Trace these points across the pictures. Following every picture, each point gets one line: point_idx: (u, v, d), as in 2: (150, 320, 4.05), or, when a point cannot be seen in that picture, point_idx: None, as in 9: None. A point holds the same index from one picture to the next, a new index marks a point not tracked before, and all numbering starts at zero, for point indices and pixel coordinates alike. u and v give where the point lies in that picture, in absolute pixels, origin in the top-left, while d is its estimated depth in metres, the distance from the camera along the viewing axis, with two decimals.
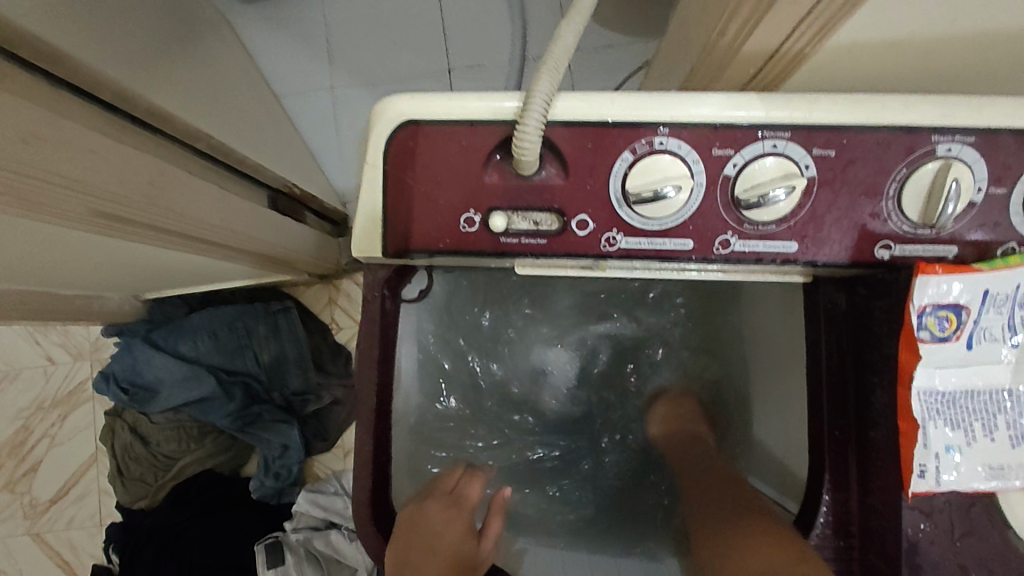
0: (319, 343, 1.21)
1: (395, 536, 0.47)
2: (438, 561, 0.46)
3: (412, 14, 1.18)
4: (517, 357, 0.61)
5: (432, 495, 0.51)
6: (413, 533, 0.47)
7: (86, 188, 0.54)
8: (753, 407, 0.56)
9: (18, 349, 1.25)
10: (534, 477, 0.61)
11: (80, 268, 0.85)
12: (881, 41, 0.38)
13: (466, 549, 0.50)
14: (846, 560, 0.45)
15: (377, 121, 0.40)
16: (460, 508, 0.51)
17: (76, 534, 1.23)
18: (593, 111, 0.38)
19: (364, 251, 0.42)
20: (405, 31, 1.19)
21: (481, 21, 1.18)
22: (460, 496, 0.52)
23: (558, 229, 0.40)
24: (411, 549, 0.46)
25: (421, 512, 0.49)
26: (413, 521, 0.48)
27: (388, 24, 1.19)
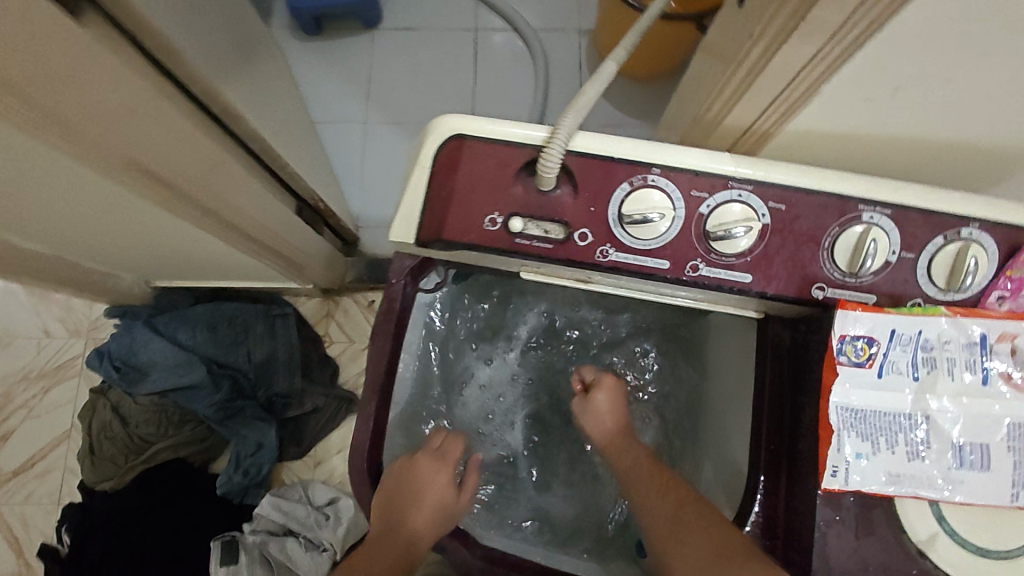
0: (310, 350, 1.27)
1: (381, 493, 0.56)
2: (421, 508, 0.57)
3: (445, 70, 1.42)
4: (499, 357, 0.73)
5: (423, 451, 0.60)
6: (400, 486, 0.56)
7: (149, 154, 0.62)
8: (706, 434, 0.66)
9: (17, 319, 1.29)
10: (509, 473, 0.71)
11: (113, 239, 0.92)
12: (829, 131, 0.49)
13: (448, 499, 0.59)
14: (771, 545, 0.52)
15: (430, 133, 0.50)
16: (445, 462, 0.60)
17: (31, 509, 1.22)
18: (602, 148, 0.48)
19: (400, 237, 0.52)
20: (439, 85, 1.41)
21: (506, 86, 1.41)
22: (444, 452, 0.61)
23: (563, 238, 0.49)
24: (396, 500, 0.56)
25: (411, 466, 0.58)
26: (402, 476, 0.57)
27: (424, 76, 1.42)
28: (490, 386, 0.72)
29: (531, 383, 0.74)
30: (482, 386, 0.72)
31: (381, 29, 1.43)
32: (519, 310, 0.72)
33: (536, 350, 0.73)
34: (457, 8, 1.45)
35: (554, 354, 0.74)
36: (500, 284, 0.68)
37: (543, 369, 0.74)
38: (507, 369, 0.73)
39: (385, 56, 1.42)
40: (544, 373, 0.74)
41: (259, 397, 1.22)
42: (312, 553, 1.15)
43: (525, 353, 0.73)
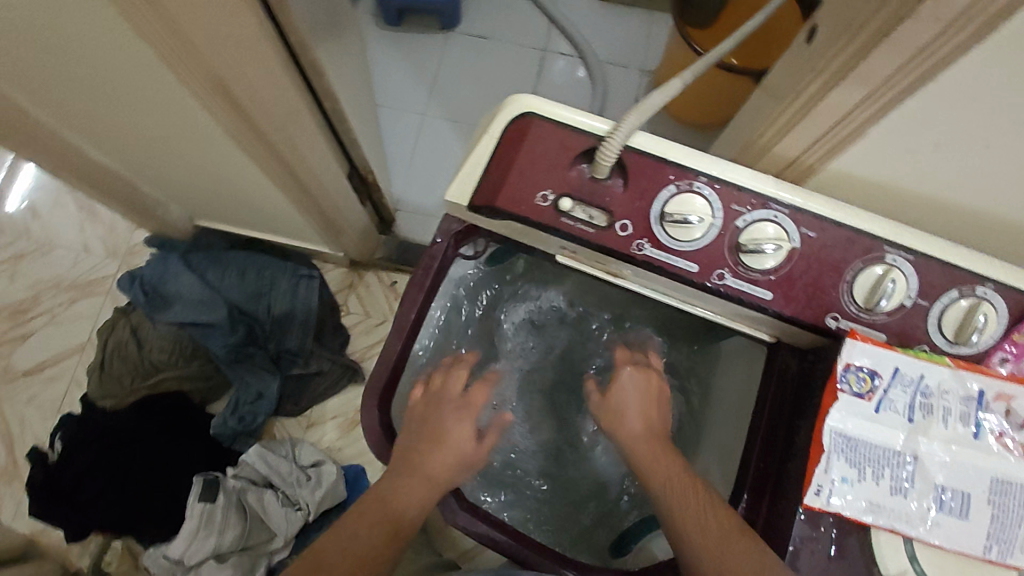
0: (326, 316, 1.31)
1: (406, 432, 0.62)
2: (442, 451, 0.60)
3: (507, 82, 1.52)
4: (516, 336, 0.80)
5: (448, 399, 0.63)
6: (423, 429, 0.61)
7: (236, 85, 0.68)
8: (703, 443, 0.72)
9: (63, 229, 1.35)
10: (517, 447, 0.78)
11: (175, 166, 0.97)
12: (868, 176, 0.53)
13: (467, 448, 0.61)
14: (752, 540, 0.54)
15: (504, 107, 0.55)
16: (468, 410, 0.63)
17: (31, 411, 1.25)
18: (657, 149, 0.52)
19: (455, 198, 0.56)
20: (499, 93, 1.50)
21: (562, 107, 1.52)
22: (469, 400, 0.63)
23: (605, 226, 0.53)
24: (419, 440, 0.60)
25: (437, 413, 0.62)
26: (427, 419, 0.62)
27: (487, 83, 1.51)
28: (505, 359, 0.79)
29: (542, 366, 0.80)
30: (499, 361, 0.78)
31: (455, 33, 1.53)
32: (541, 296, 0.79)
33: (549, 336, 0.81)
34: (530, 29, 1.55)
35: (565, 343, 0.80)
36: (524, 266, 0.76)
37: (555, 355, 0.80)
38: (524, 349, 0.80)
39: (454, 56, 1.52)
40: (555, 359, 0.80)
41: (270, 349, 1.26)
42: (287, 510, 1.16)
43: (541, 338, 0.80)
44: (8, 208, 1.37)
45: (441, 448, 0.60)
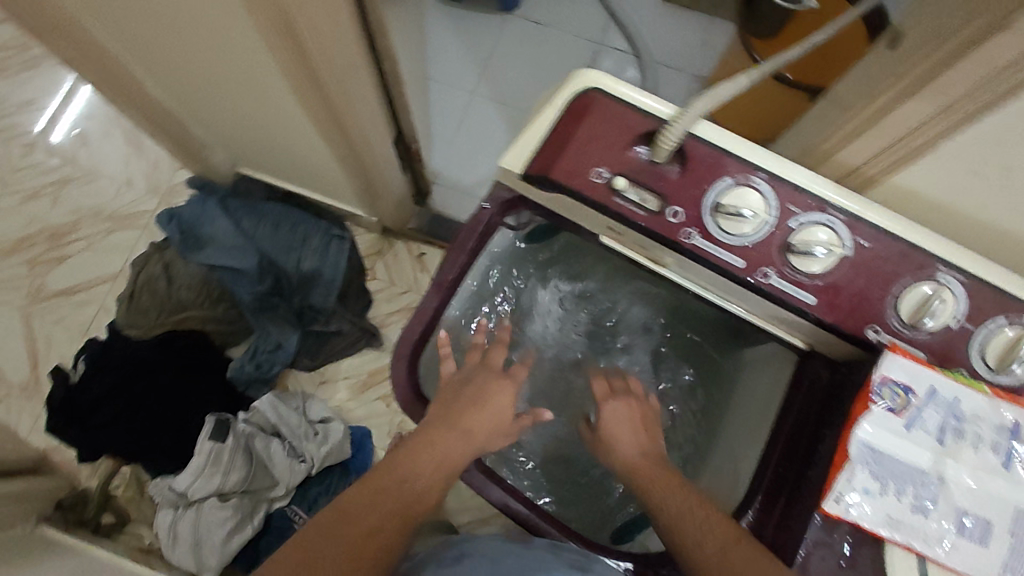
0: (353, 278, 1.31)
1: (446, 391, 0.65)
2: (480, 412, 0.64)
3: (557, 70, 1.51)
4: (544, 314, 0.83)
5: (491, 369, 0.67)
6: (463, 390, 0.65)
7: (304, 30, 0.68)
8: (718, 440, 0.75)
9: (109, 161, 1.39)
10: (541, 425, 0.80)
11: (226, 108, 0.99)
12: (929, 195, 0.52)
13: (506, 416, 0.66)
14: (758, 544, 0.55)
15: (574, 81, 0.55)
16: (511, 381, 0.68)
17: (58, 331, 1.28)
18: (719, 140, 0.52)
19: (510, 165, 0.56)
20: (548, 80, 1.50)
21: None
22: (512, 372, 0.69)
23: (656, 210, 0.53)
24: (459, 398, 0.64)
25: (482, 379, 0.66)
26: (465, 381, 0.66)
27: (538, 68, 1.51)
28: (532, 333, 0.83)
29: (564, 344, 0.85)
30: (525, 334, 0.82)
31: (512, 16, 1.54)
32: (574, 278, 0.82)
33: (574, 317, 0.85)
34: (587, 20, 1.55)
35: (587, 324, 0.85)
36: (562, 242, 0.74)
37: (578, 335, 0.85)
38: (549, 326, 0.84)
39: (509, 38, 1.53)
40: (577, 338, 0.85)
41: (293, 303, 1.26)
42: (293, 461, 1.18)
43: (567, 318, 0.85)
44: (54, 142, 1.40)
45: (482, 411, 0.64)
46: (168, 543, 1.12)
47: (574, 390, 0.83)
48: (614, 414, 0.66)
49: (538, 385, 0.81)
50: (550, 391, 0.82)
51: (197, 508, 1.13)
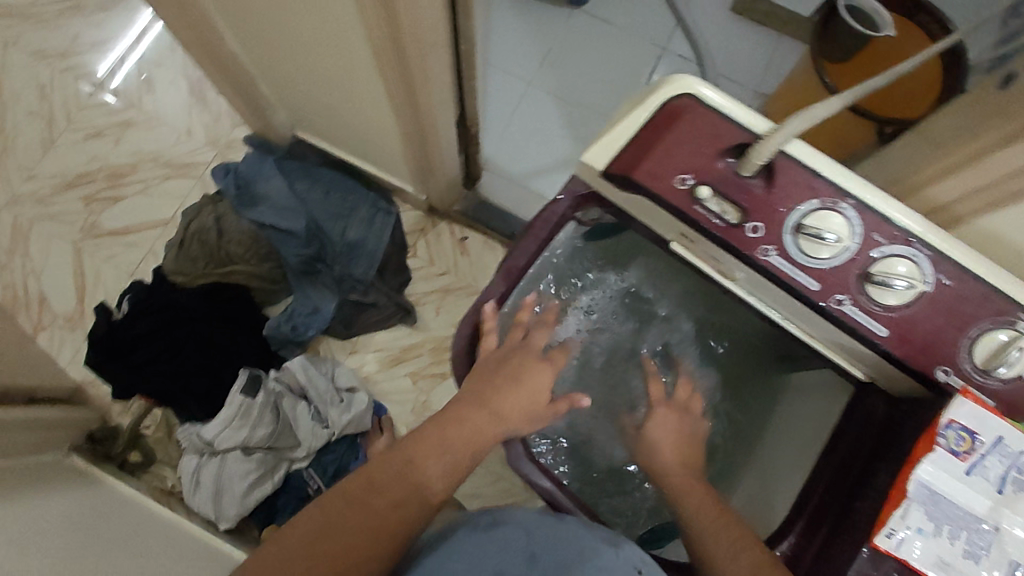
0: (394, 253, 1.33)
1: (483, 366, 0.67)
2: (515, 391, 0.66)
3: (620, 70, 1.50)
4: (595, 306, 0.81)
5: (534, 351, 0.69)
6: (502, 367, 0.67)
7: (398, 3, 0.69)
8: (757, 458, 0.74)
9: (173, 109, 1.41)
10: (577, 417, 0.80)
11: (300, 69, 1.00)
12: (1016, 241, 0.52)
13: (541, 400, 0.68)
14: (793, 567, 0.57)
15: (670, 82, 0.54)
16: (550, 366, 0.70)
17: (106, 268, 1.32)
18: (812, 161, 0.52)
19: (592, 159, 0.57)
20: (610, 81, 1.49)
21: None
22: (551, 357, 0.71)
23: (735, 222, 0.53)
24: (496, 374, 0.66)
25: (520, 359, 0.68)
26: (504, 360, 0.67)
27: (601, 67, 1.50)
28: (581, 324, 0.80)
29: (610, 339, 0.83)
30: (574, 325, 0.80)
31: (581, 12, 1.53)
32: (632, 274, 0.79)
33: (626, 313, 0.83)
34: (656, 25, 1.54)
35: (637, 321, 0.83)
36: (626, 240, 0.73)
37: (626, 332, 0.83)
38: (599, 318, 0.82)
39: (575, 34, 1.52)
40: (625, 334, 0.83)
41: (334, 270, 1.27)
42: (315, 425, 1.20)
43: (617, 312, 0.82)
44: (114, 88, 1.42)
45: (518, 391, 0.66)
46: (190, 487, 1.16)
47: (613, 388, 0.82)
48: (659, 426, 0.67)
49: (578, 379, 0.81)
50: (590, 386, 0.81)
51: (221, 459, 1.16)
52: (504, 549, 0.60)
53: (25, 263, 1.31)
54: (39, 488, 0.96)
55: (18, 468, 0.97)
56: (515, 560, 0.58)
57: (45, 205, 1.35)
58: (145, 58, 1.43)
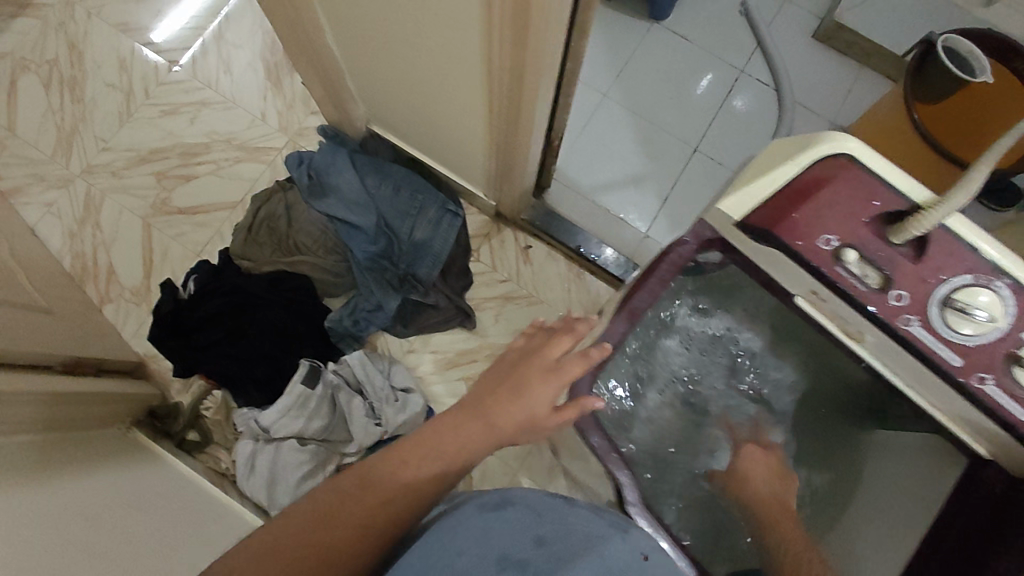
0: (458, 256, 1.33)
1: (495, 373, 0.69)
2: (516, 400, 0.65)
3: (695, 90, 1.48)
4: (687, 340, 0.81)
5: (541, 360, 0.66)
6: (508, 377, 0.67)
7: (529, 25, 0.69)
8: (847, 511, 0.75)
9: (249, 92, 1.42)
10: (657, 442, 0.82)
11: (396, 68, 0.99)
12: None
13: (541, 413, 0.65)
14: None
15: (824, 141, 0.54)
16: (557, 377, 0.65)
17: (175, 246, 1.34)
18: (971, 236, 0.50)
19: (727, 209, 0.57)
20: (683, 100, 1.47)
21: (743, 132, 1.45)
22: (563, 368, 0.65)
23: (879, 289, 0.52)
24: (505, 383, 0.66)
25: (523, 367, 0.67)
26: (517, 369, 0.67)
27: (676, 85, 1.48)
28: (668, 357, 0.81)
29: (695, 368, 0.84)
30: (663, 358, 0.81)
31: (661, 26, 1.51)
32: (728, 313, 0.78)
33: (714, 346, 0.83)
34: (735, 45, 1.50)
35: (724, 352, 0.83)
36: (738, 289, 0.72)
37: (712, 363, 0.83)
38: (687, 349, 0.82)
39: (653, 48, 1.50)
40: (711, 366, 0.83)
41: (398, 269, 1.27)
42: (367, 421, 1.20)
43: (707, 345, 0.83)
44: (182, 64, 1.43)
45: (514, 403, 0.65)
46: (244, 471, 1.18)
47: (694, 415, 0.84)
48: (755, 470, 0.74)
49: (661, 405, 0.83)
50: (671, 411, 0.84)
51: (276, 446, 1.18)
52: (509, 529, 0.50)
53: (96, 233, 1.33)
54: (98, 458, 1.01)
55: (60, 442, 0.96)
56: (519, 539, 0.49)
57: (119, 177, 1.37)
58: (225, 39, 1.44)
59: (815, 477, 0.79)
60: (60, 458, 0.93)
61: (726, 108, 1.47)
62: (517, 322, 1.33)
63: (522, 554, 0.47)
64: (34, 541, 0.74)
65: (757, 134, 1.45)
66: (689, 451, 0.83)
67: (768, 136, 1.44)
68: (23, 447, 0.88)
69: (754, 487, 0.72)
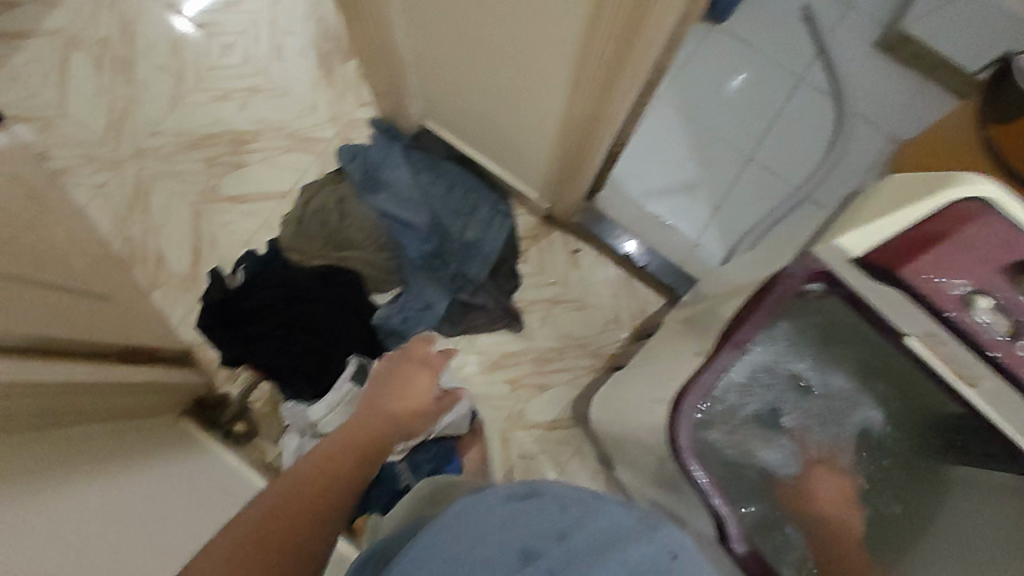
0: (507, 257, 1.31)
1: (377, 385, 0.94)
2: (406, 391, 0.91)
3: (752, 96, 1.45)
4: (766, 357, 0.75)
5: (413, 361, 0.98)
6: (391, 378, 0.94)
7: (631, 37, 0.67)
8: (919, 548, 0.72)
9: (300, 80, 1.41)
10: (728, 467, 0.75)
11: (465, 66, 0.97)
12: None
13: (427, 393, 0.94)
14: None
15: (967, 184, 0.60)
16: (427, 368, 0.98)
17: (223, 234, 1.33)
18: None
19: (853, 244, 0.64)
20: (739, 106, 1.44)
21: (800, 142, 1.42)
22: (431, 359, 1.00)
23: (1004, 336, 0.59)
24: (388, 382, 0.93)
25: (399, 370, 0.95)
26: (395, 372, 0.95)
27: (733, 90, 1.45)
28: (746, 374, 0.75)
29: (769, 387, 0.77)
30: (741, 374, 0.74)
31: (720, 30, 1.48)
32: (811, 331, 0.74)
33: (791, 365, 0.77)
34: (794, 52, 1.47)
35: (799, 371, 0.77)
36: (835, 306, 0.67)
37: (785, 383, 0.78)
38: (764, 368, 0.76)
39: (710, 51, 1.47)
40: (783, 386, 0.78)
41: (448, 268, 1.26)
42: None
43: (784, 363, 0.76)
44: (235, 49, 1.42)
45: (409, 391, 0.92)
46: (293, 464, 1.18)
47: (763, 439, 0.78)
48: (827, 491, 0.74)
49: (733, 426, 0.77)
50: (743, 435, 0.77)
51: None
52: (525, 522, 0.53)
53: (145, 218, 1.33)
54: (142, 446, 1.00)
55: (109, 430, 0.95)
56: (544, 535, 0.51)
57: (169, 162, 1.36)
58: (278, 26, 1.42)
59: (890, 508, 0.76)
60: (110, 447, 0.92)
61: (782, 116, 1.44)
62: (564, 326, 1.33)
63: (540, 545, 0.50)
64: (93, 538, 0.74)
65: (814, 145, 1.42)
66: (759, 477, 0.76)
67: (825, 148, 1.42)
68: (79, 435, 0.88)
69: (823, 505, 0.73)
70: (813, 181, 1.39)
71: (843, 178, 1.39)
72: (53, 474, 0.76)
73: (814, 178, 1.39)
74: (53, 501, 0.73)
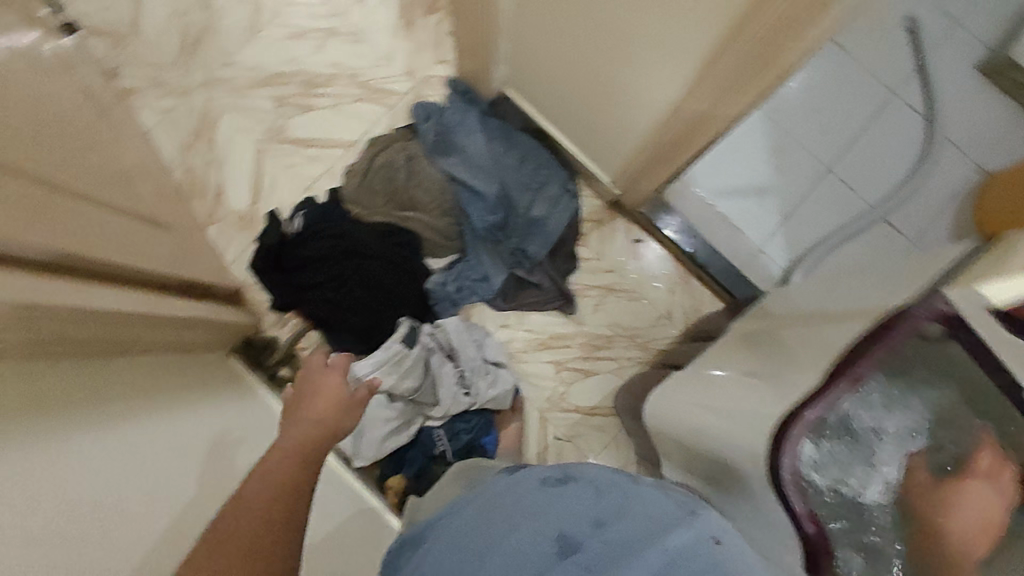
0: (569, 238, 1.29)
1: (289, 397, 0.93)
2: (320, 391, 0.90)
3: (840, 105, 1.39)
4: (880, 384, 0.65)
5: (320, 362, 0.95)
6: (303, 382, 0.93)
7: (778, 45, 0.63)
8: None
9: (379, 29, 1.36)
10: (833, 510, 0.63)
11: (570, 44, 0.93)
12: None
13: (341, 390, 0.91)
14: None
15: None
16: (333, 369, 0.94)
17: (285, 176, 1.31)
18: None
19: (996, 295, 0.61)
20: (826, 113, 1.39)
21: (882, 159, 1.38)
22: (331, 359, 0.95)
23: None
24: (300, 388, 0.92)
25: (304, 375, 0.94)
26: (304, 378, 0.93)
27: (821, 97, 1.39)
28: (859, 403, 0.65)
29: (884, 421, 0.66)
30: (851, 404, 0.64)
31: None
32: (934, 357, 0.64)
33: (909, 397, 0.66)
34: (891, 64, 1.41)
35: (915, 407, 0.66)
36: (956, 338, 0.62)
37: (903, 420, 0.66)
38: (877, 399, 0.65)
39: None
40: (901, 423, 0.66)
41: (509, 243, 1.24)
42: (456, 390, 1.21)
43: (899, 394, 0.66)
44: None
45: (317, 397, 0.89)
46: None
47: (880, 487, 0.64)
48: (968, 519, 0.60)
49: (841, 466, 0.64)
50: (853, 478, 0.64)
51: None
52: (571, 504, 0.52)
53: (208, 150, 1.31)
54: (184, 379, 0.99)
55: (162, 366, 0.95)
56: (581, 522, 0.50)
57: (238, 96, 1.33)
58: None
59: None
60: (164, 384, 0.92)
61: (869, 130, 1.39)
62: (615, 316, 1.31)
63: (577, 531, 0.50)
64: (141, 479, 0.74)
65: (897, 164, 1.37)
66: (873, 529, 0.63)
67: (907, 169, 1.37)
68: (136, 367, 0.88)
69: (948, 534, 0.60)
70: (893, 203, 1.35)
71: (920, 205, 1.36)
72: (98, 403, 0.74)
73: (892, 197, 1.35)
74: (107, 435, 0.72)
